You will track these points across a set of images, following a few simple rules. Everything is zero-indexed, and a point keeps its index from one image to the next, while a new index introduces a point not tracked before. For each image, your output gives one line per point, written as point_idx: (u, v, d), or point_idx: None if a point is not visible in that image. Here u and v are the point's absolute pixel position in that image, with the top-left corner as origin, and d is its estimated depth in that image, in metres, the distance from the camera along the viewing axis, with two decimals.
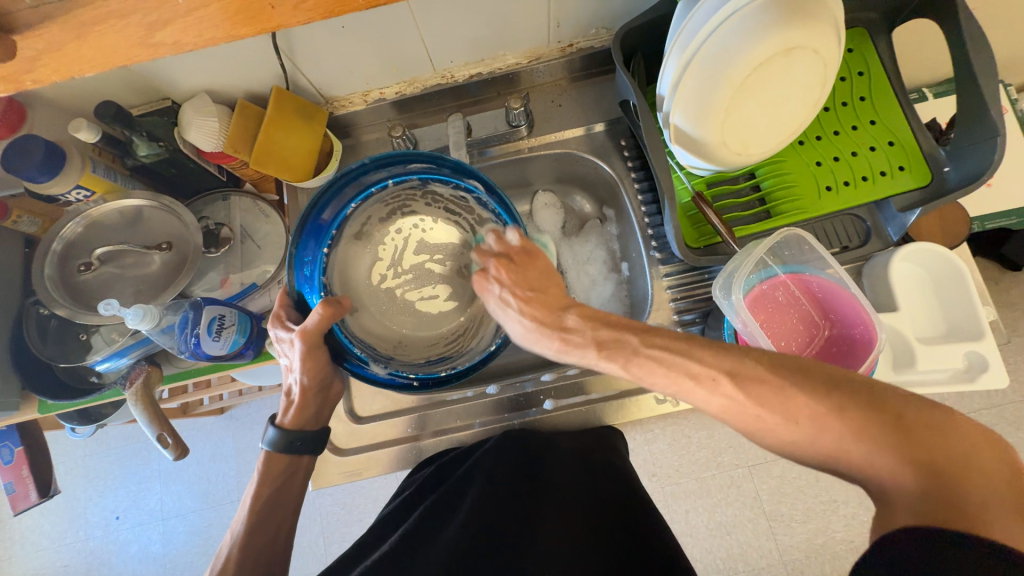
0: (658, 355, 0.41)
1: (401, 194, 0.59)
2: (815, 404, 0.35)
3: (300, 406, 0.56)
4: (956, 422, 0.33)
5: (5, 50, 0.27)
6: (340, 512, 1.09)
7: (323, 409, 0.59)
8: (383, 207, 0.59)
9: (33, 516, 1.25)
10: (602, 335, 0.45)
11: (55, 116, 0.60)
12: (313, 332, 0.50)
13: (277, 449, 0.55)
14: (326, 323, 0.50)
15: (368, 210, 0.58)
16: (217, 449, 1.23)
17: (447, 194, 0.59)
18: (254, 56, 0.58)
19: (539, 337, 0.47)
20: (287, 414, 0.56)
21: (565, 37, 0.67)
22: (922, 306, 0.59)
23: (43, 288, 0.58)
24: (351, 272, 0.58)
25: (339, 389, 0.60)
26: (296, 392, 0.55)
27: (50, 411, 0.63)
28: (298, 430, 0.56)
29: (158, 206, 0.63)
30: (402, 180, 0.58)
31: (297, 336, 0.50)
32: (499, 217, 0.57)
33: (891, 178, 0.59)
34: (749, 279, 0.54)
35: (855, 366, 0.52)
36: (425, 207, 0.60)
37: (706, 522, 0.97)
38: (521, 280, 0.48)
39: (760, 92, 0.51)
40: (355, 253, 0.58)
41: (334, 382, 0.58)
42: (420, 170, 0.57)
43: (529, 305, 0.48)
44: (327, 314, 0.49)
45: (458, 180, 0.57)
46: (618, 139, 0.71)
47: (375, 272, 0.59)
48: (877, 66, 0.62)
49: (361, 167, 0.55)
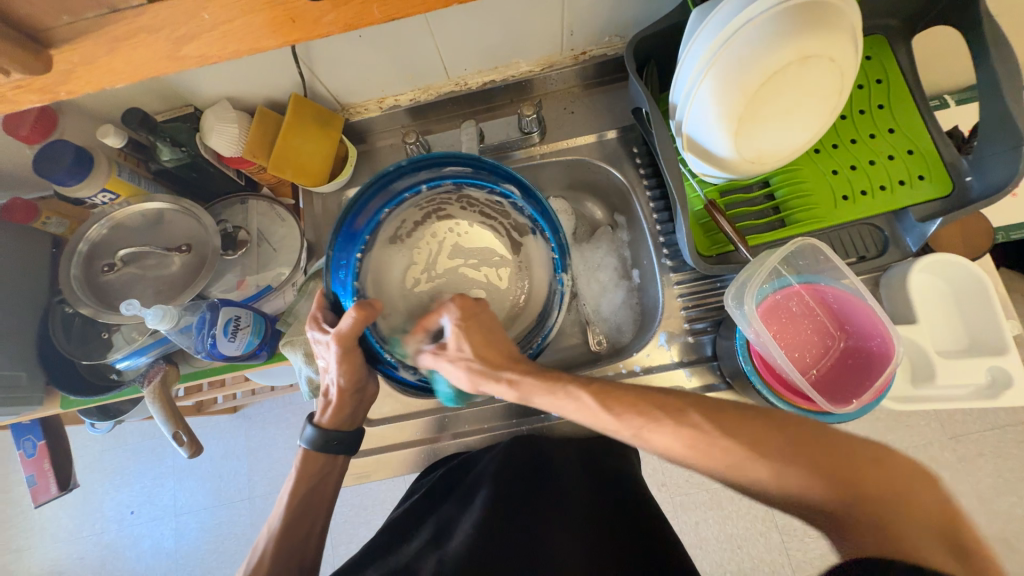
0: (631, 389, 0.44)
1: (436, 199, 0.60)
2: (778, 441, 0.39)
3: (336, 406, 0.56)
4: (903, 469, 0.37)
5: (42, 63, 0.28)
6: (348, 513, 1.10)
7: (360, 410, 0.58)
8: (418, 212, 0.60)
9: (52, 508, 1.28)
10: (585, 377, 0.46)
11: (84, 121, 0.62)
12: (348, 335, 0.50)
13: (315, 448, 0.56)
14: (360, 326, 0.49)
15: (403, 214, 0.60)
16: (229, 447, 1.25)
17: (482, 199, 0.61)
18: (274, 64, 0.60)
19: (489, 377, 0.48)
20: (324, 414, 0.57)
21: (578, 45, 0.67)
22: (943, 319, 0.58)
23: (69, 287, 0.60)
24: (385, 275, 0.58)
25: (375, 389, 0.59)
26: (333, 393, 0.55)
27: (71, 406, 0.65)
28: (336, 429, 0.57)
29: (179, 209, 0.65)
30: (436, 184, 0.59)
31: (332, 340, 0.50)
32: (536, 221, 0.59)
33: (911, 187, 0.58)
34: (762, 288, 0.54)
35: (871, 380, 0.51)
36: (459, 211, 0.62)
37: (717, 534, 0.95)
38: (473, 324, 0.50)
39: (775, 100, 0.51)
40: (390, 255, 0.59)
41: (369, 385, 0.57)
42: (456, 173, 0.59)
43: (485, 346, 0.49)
44: (361, 316, 0.49)
45: (494, 184, 0.59)
46: (630, 146, 0.71)
47: (410, 275, 0.59)
48: (896, 74, 0.61)
49: (400, 170, 0.57)
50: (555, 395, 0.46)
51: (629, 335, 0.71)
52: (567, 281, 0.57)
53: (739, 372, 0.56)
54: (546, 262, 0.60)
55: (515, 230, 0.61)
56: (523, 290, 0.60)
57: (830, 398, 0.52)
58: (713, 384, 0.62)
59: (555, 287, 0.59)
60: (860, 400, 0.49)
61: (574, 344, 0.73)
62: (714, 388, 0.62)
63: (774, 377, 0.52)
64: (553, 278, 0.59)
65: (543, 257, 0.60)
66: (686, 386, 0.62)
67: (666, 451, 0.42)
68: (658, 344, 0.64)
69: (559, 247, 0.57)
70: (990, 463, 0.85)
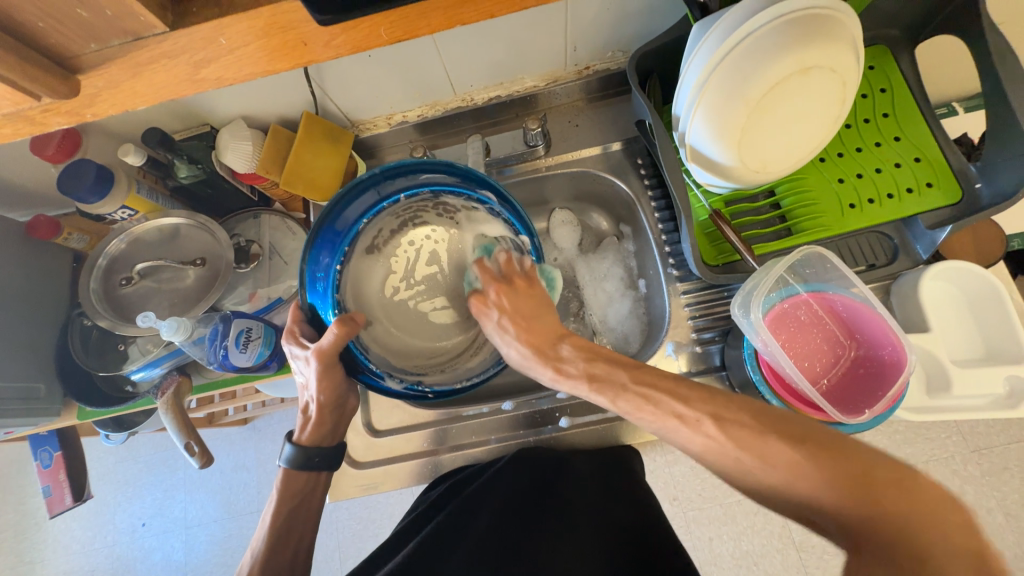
0: (644, 392, 0.41)
1: (413, 207, 0.61)
2: (790, 451, 0.34)
3: (316, 423, 0.57)
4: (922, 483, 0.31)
5: (70, 87, 0.30)
6: (356, 527, 1.09)
7: (339, 426, 0.59)
8: (395, 220, 0.60)
9: (66, 519, 1.30)
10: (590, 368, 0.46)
11: (105, 141, 0.65)
12: (329, 350, 0.51)
13: (296, 466, 0.57)
14: (342, 341, 0.51)
15: (380, 223, 0.60)
16: (240, 459, 1.26)
17: (459, 205, 0.61)
18: (287, 85, 0.62)
19: (538, 363, 0.49)
20: (303, 431, 0.58)
21: (581, 60, 0.69)
22: (956, 327, 0.57)
23: (88, 301, 0.62)
24: (363, 284, 0.58)
25: (355, 403, 0.61)
26: (313, 410, 0.56)
27: (87, 417, 0.66)
28: (316, 445, 0.57)
29: (194, 224, 0.67)
30: (414, 193, 0.60)
31: (314, 354, 0.52)
32: (512, 227, 0.58)
33: (919, 195, 0.58)
34: (769, 296, 0.53)
35: (885, 389, 0.50)
36: (435, 218, 0.61)
37: (731, 551, 0.93)
38: (514, 306, 0.51)
39: (777, 111, 0.51)
40: (368, 266, 0.59)
41: (350, 398, 0.59)
42: (433, 181, 0.60)
43: (524, 330, 0.50)
44: (342, 332, 0.50)
45: (471, 190, 0.59)
46: (635, 158, 0.71)
47: (388, 284, 0.59)
48: (900, 82, 0.61)
49: (371, 178, 0.56)
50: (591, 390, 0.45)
51: (637, 345, 0.71)
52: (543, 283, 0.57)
53: (748, 382, 0.56)
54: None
55: (492, 237, 0.60)
56: None
57: (843, 409, 0.51)
58: None
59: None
60: (874, 410, 0.48)
61: None
62: None
63: (784, 387, 0.52)
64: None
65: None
66: None
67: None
68: (665, 354, 0.64)
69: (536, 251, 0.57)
70: (1017, 478, 0.82)
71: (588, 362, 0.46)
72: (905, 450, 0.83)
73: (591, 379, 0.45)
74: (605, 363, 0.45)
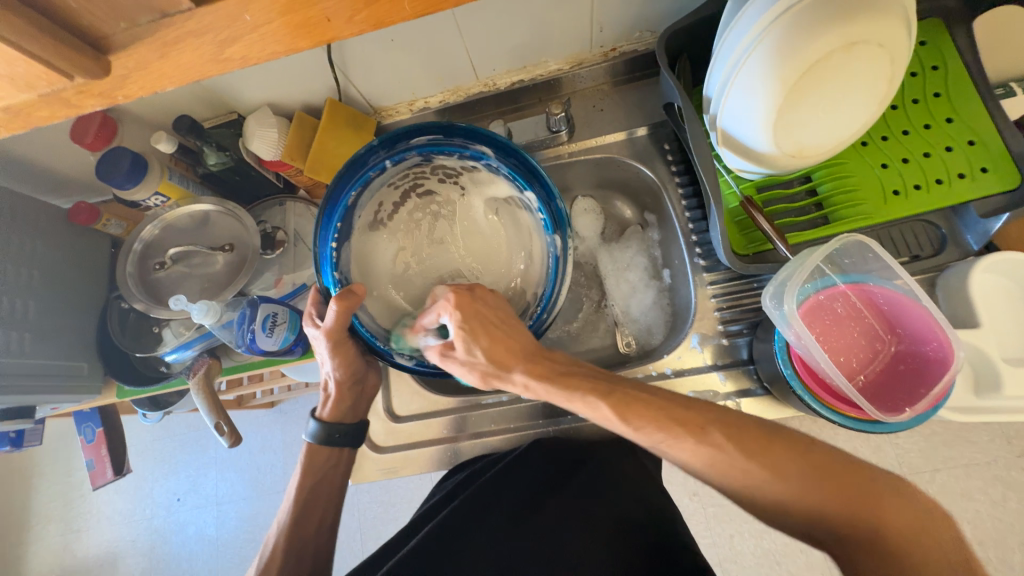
0: (646, 398, 0.44)
1: (409, 173, 0.58)
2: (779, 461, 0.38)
3: (336, 399, 0.59)
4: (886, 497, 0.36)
5: (101, 68, 0.30)
6: (378, 509, 1.12)
7: (359, 404, 0.62)
8: (393, 192, 0.58)
9: (108, 492, 1.38)
10: (587, 373, 0.47)
11: (140, 129, 0.67)
12: (335, 328, 0.52)
13: (318, 441, 0.59)
14: (343, 317, 0.51)
15: (378, 197, 0.58)
16: (267, 441, 1.30)
17: (457, 166, 0.59)
18: (312, 72, 0.62)
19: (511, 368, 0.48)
20: (325, 408, 0.61)
21: (607, 42, 0.67)
22: (1011, 324, 0.53)
23: (124, 284, 0.65)
24: (372, 261, 0.57)
25: (374, 382, 0.63)
26: (331, 386, 0.59)
27: (125, 396, 0.70)
28: (337, 423, 0.60)
29: (223, 211, 0.68)
30: (403, 158, 0.57)
31: (323, 333, 0.53)
32: (518, 185, 0.57)
33: (972, 180, 0.53)
34: (804, 288, 0.51)
35: (927, 387, 0.47)
36: (436, 183, 0.60)
37: (753, 549, 0.91)
38: (487, 319, 0.49)
39: (818, 93, 0.48)
40: (373, 243, 0.57)
41: (367, 376, 0.61)
42: (424, 143, 0.56)
43: (497, 337, 0.49)
44: (343, 307, 0.50)
45: (464, 147, 0.57)
46: (661, 143, 0.69)
47: (399, 261, 0.58)
48: (954, 59, 0.57)
49: (368, 150, 0.55)
50: (572, 401, 0.46)
51: (660, 337, 0.69)
52: (558, 243, 0.56)
53: (778, 377, 0.53)
54: (535, 231, 0.59)
55: (500, 197, 0.60)
56: (519, 258, 0.59)
57: (879, 406, 0.49)
58: (748, 389, 0.59)
59: (547, 253, 0.58)
60: (915, 408, 0.45)
61: (604, 346, 0.72)
62: (751, 393, 0.59)
63: (817, 382, 0.49)
64: (545, 243, 0.58)
65: (530, 224, 0.59)
66: (719, 390, 0.60)
67: (669, 450, 0.41)
68: (690, 346, 0.62)
69: (546, 212, 0.56)
70: None
71: (572, 375, 0.47)
72: (942, 453, 0.79)
73: (578, 387, 0.45)
74: (597, 372, 0.48)
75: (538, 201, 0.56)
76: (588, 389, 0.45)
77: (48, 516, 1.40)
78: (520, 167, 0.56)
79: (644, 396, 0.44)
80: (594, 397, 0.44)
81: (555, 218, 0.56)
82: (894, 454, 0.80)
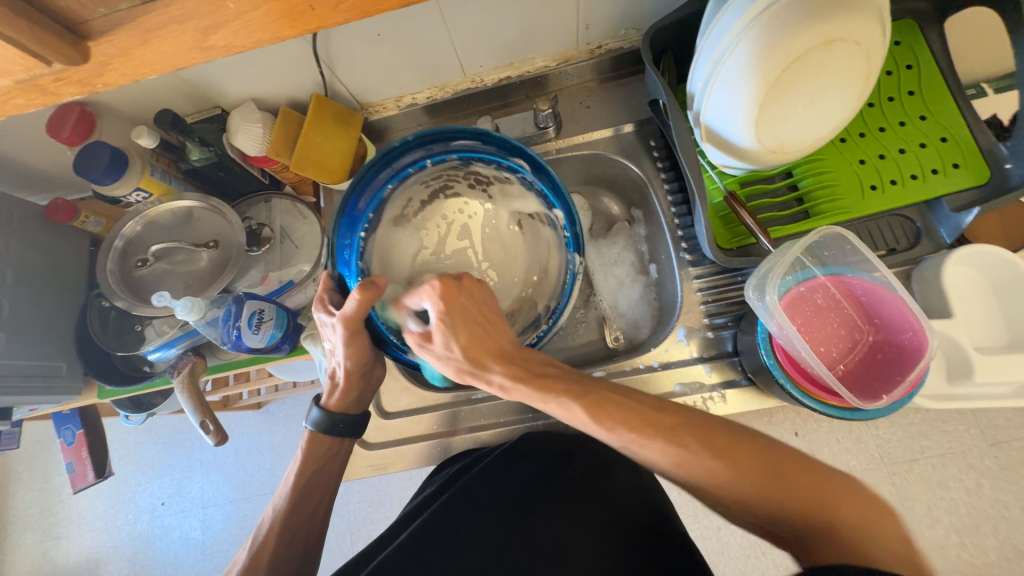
0: (619, 399, 0.45)
1: (442, 175, 0.58)
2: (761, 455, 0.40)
3: (344, 389, 0.58)
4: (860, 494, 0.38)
5: (80, 53, 0.30)
6: (367, 509, 1.11)
7: (366, 392, 0.61)
8: (423, 189, 0.58)
9: (88, 497, 1.34)
10: (556, 373, 0.48)
11: (120, 124, 0.65)
12: (353, 318, 0.49)
13: (321, 430, 0.59)
14: (365, 306, 0.48)
15: (408, 192, 0.58)
16: (254, 442, 1.29)
17: (491, 175, 0.59)
18: (297, 66, 0.62)
19: (483, 370, 0.48)
20: (331, 397, 0.60)
21: (594, 39, 0.67)
22: (980, 313, 0.55)
23: (105, 281, 0.63)
24: (393, 256, 0.57)
25: (382, 373, 0.61)
26: (340, 376, 0.57)
27: (107, 396, 0.68)
28: (343, 412, 0.59)
29: (207, 207, 0.67)
30: (442, 159, 0.57)
31: (338, 322, 0.50)
32: (547, 201, 0.57)
33: (944, 176, 0.56)
34: (784, 279, 0.52)
35: (903, 375, 0.49)
36: (465, 188, 0.59)
37: (741, 540, 0.92)
38: (465, 313, 0.48)
39: (798, 89, 0.49)
40: (395, 237, 0.57)
41: (376, 367, 0.59)
42: (463, 147, 0.56)
43: (480, 328, 0.48)
44: (365, 298, 0.48)
45: (501, 157, 0.57)
46: (647, 140, 0.70)
47: (420, 258, 0.58)
48: (927, 58, 0.59)
49: (405, 144, 0.55)
50: (545, 402, 0.46)
51: (648, 331, 0.70)
52: (579, 262, 0.57)
53: (762, 367, 0.54)
54: (555, 247, 0.59)
55: (526, 211, 0.59)
56: (536, 270, 0.59)
57: (859, 394, 0.50)
58: (734, 380, 0.60)
59: (565, 268, 0.58)
60: (892, 395, 0.47)
61: (593, 340, 0.73)
62: (736, 384, 0.60)
63: (798, 370, 0.50)
64: (564, 260, 0.58)
65: (551, 239, 0.59)
66: (705, 381, 0.61)
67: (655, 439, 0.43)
68: (676, 339, 0.63)
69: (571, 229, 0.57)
70: None
71: (546, 375, 0.47)
72: (920, 443, 0.82)
73: (553, 388, 0.46)
74: (569, 372, 0.48)
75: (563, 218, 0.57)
76: (562, 390, 0.45)
77: (25, 524, 1.36)
78: (551, 184, 0.56)
79: (615, 398, 0.45)
80: (568, 398, 0.45)
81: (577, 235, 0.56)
82: (874, 445, 0.82)
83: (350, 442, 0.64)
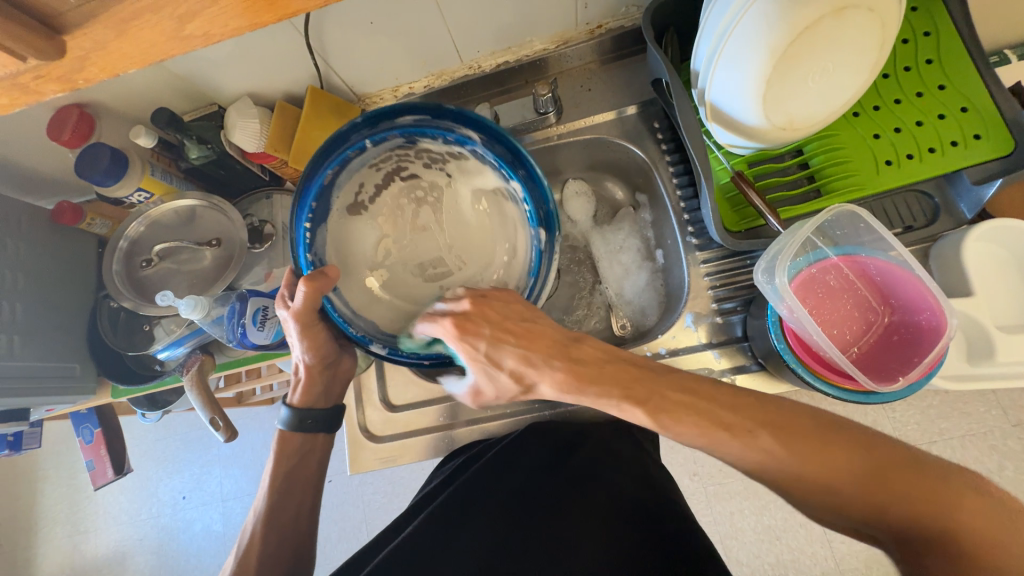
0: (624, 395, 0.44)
1: (391, 155, 0.56)
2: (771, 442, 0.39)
3: (306, 384, 0.59)
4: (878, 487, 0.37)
5: (56, 48, 0.29)
6: (381, 500, 1.13)
7: (332, 387, 0.61)
8: (375, 173, 0.56)
9: (113, 492, 1.38)
10: (613, 374, 0.45)
11: (119, 124, 0.65)
12: (303, 309, 0.51)
13: (291, 427, 0.60)
14: (313, 297, 0.50)
15: (358, 176, 0.55)
16: (268, 436, 1.31)
17: (443, 151, 0.56)
18: (291, 59, 0.61)
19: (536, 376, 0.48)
20: (296, 393, 0.60)
21: (593, 18, 0.65)
22: (1004, 290, 0.52)
23: (112, 282, 0.64)
24: (351, 247, 0.55)
25: (349, 366, 0.62)
26: (302, 370, 0.58)
27: (120, 395, 0.70)
28: (309, 408, 0.60)
29: (208, 205, 0.68)
30: (384, 139, 0.54)
31: (292, 315, 0.52)
32: (504, 174, 0.55)
33: (964, 148, 0.53)
34: (795, 261, 0.51)
35: (919, 357, 0.47)
36: (421, 168, 0.57)
37: (754, 525, 0.92)
38: (502, 333, 0.48)
39: (808, 60, 0.47)
40: (355, 228, 0.55)
41: (341, 360, 0.60)
42: (408, 123, 0.54)
43: (525, 341, 0.48)
44: (312, 288, 0.49)
45: (451, 130, 0.55)
46: (651, 122, 0.68)
47: (380, 247, 0.56)
48: (947, 23, 0.56)
49: (351, 127, 0.53)
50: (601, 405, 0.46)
51: (655, 318, 0.69)
52: (543, 238, 0.55)
53: (772, 352, 0.53)
54: (519, 224, 0.57)
55: (487, 187, 0.57)
56: (504, 249, 0.57)
57: (873, 376, 0.49)
58: (744, 366, 0.59)
59: (530, 246, 0.56)
60: (908, 377, 0.45)
61: (597, 329, 0.72)
62: (746, 369, 0.59)
63: (812, 355, 0.49)
64: (529, 239, 0.56)
65: (515, 216, 0.57)
66: (714, 367, 0.60)
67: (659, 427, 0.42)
68: (684, 325, 0.62)
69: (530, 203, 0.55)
70: None
71: (599, 378, 0.46)
72: (938, 425, 0.80)
73: (605, 391, 0.45)
74: (628, 365, 0.46)
75: (521, 190, 0.55)
76: (621, 396, 0.44)
77: (55, 518, 1.41)
78: (507, 156, 0.55)
79: (659, 396, 0.44)
80: (628, 405, 0.44)
81: (541, 214, 0.55)
82: (891, 428, 0.80)
83: (357, 435, 0.65)
